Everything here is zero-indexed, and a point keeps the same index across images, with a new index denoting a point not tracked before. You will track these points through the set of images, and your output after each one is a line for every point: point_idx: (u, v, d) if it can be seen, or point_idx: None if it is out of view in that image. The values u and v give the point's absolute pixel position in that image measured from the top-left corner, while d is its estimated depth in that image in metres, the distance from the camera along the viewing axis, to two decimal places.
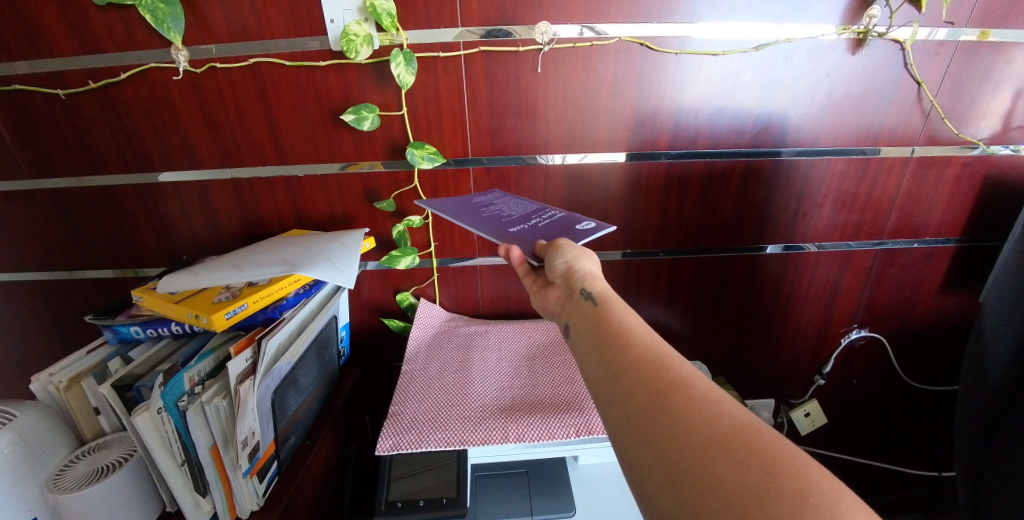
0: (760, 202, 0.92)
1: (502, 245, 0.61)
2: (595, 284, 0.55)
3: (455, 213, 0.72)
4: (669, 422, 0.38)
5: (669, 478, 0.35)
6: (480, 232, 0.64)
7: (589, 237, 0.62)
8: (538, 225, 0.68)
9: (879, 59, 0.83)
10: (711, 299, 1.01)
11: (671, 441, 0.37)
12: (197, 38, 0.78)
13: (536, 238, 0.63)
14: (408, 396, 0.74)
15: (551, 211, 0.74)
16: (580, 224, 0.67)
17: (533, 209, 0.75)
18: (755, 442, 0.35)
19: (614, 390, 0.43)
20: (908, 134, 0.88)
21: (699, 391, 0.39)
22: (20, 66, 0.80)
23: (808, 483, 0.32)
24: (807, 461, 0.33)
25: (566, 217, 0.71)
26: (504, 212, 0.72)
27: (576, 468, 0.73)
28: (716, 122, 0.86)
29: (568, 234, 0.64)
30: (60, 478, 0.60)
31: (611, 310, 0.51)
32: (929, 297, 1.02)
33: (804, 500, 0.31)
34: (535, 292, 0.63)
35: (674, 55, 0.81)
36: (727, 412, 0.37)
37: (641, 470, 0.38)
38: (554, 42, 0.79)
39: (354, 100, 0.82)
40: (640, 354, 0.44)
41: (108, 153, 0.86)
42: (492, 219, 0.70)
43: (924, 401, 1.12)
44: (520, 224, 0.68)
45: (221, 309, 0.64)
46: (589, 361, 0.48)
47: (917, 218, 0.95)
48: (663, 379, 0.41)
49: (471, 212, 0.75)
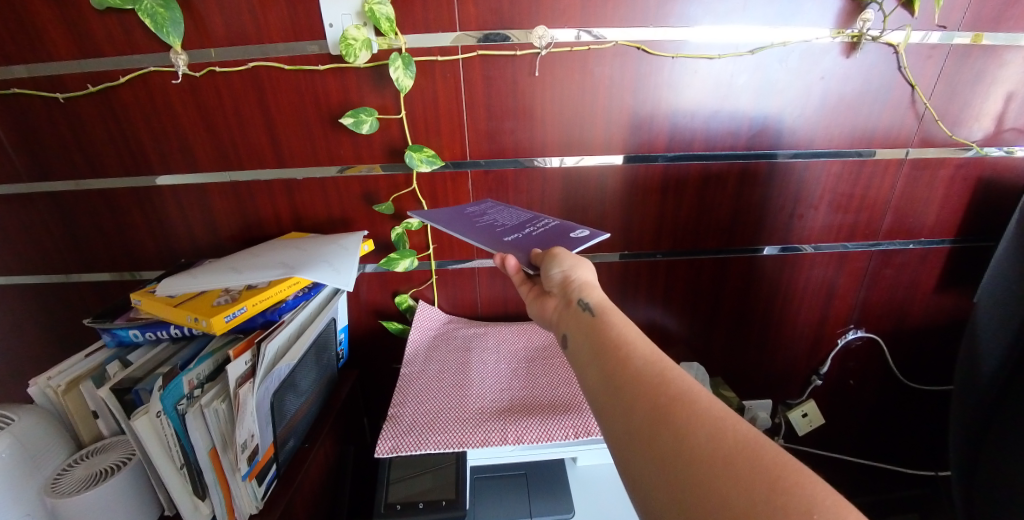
0: (756, 204, 0.93)
1: (497, 254, 0.62)
2: (592, 294, 0.55)
3: (449, 223, 0.72)
4: (672, 438, 0.38)
5: (673, 494, 0.36)
6: (475, 241, 0.64)
7: (584, 242, 0.62)
8: (532, 233, 0.68)
9: (873, 63, 0.83)
10: (709, 300, 1.01)
11: (674, 458, 0.37)
12: (196, 42, 0.78)
13: (531, 245, 0.64)
14: (407, 398, 0.74)
15: (545, 219, 0.75)
16: (574, 231, 0.67)
17: (529, 217, 0.76)
18: (759, 458, 0.35)
19: (616, 405, 0.43)
20: (903, 137, 0.89)
21: (701, 406, 0.39)
22: (18, 70, 0.80)
23: (811, 499, 0.32)
24: (810, 476, 0.33)
25: (561, 225, 0.71)
26: (499, 223, 0.73)
27: (575, 470, 0.73)
28: (712, 125, 0.86)
29: (563, 240, 0.65)
30: (58, 483, 0.61)
31: (610, 321, 0.51)
32: (924, 296, 1.03)
33: (808, 517, 0.31)
34: (532, 300, 0.63)
35: (671, 59, 0.81)
36: (730, 426, 0.37)
37: (646, 486, 0.38)
38: (552, 46, 0.79)
39: (352, 103, 0.82)
40: (640, 366, 0.44)
41: (106, 157, 0.86)
42: (487, 226, 0.71)
43: (919, 401, 1.13)
44: (515, 232, 0.68)
45: (221, 312, 0.64)
46: (588, 372, 0.48)
47: (912, 219, 0.96)
48: (664, 394, 0.41)
49: (466, 218, 0.75)
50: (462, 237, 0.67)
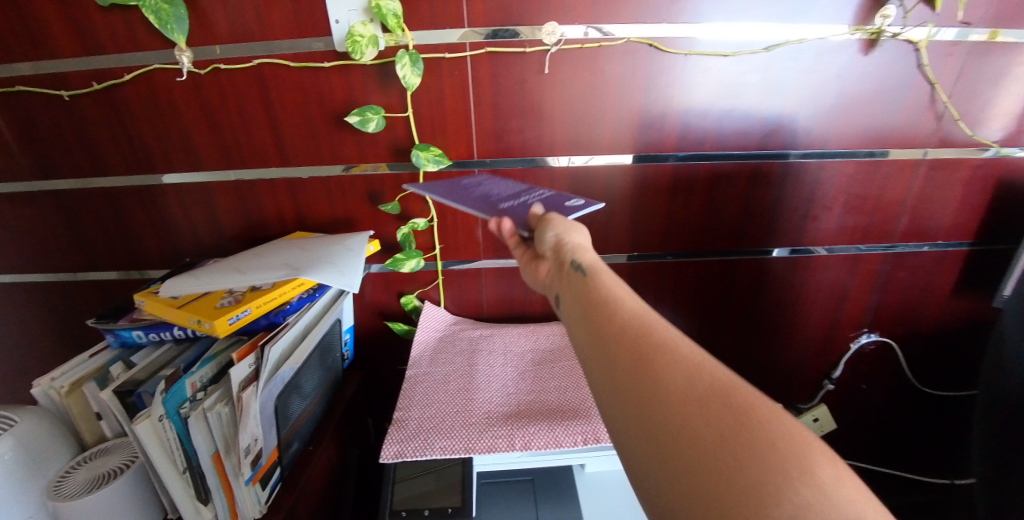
0: (768, 205, 0.91)
1: (491, 218, 0.61)
2: (585, 256, 0.52)
3: (442, 194, 0.70)
4: (648, 382, 0.35)
5: (644, 439, 0.34)
6: (469, 208, 0.63)
7: (579, 210, 0.62)
8: (527, 202, 0.67)
9: (891, 61, 0.81)
10: (718, 303, 0.99)
11: (649, 403, 0.34)
12: (201, 40, 0.77)
13: (526, 211, 0.63)
14: (412, 401, 0.73)
15: (539, 191, 0.74)
16: (569, 201, 0.66)
17: (523, 189, 0.74)
18: (737, 401, 0.32)
19: (598, 355, 0.41)
20: (920, 137, 0.87)
21: (683, 353, 0.37)
22: (23, 67, 0.79)
23: (782, 438, 0.29)
24: (789, 419, 0.30)
25: (555, 195, 0.70)
26: (493, 193, 0.71)
27: (582, 476, 0.72)
28: (724, 124, 0.84)
29: (559, 208, 0.64)
30: (61, 485, 0.60)
31: (599, 279, 0.48)
32: (940, 300, 1.00)
33: (776, 454, 0.28)
34: (526, 267, 0.62)
35: (683, 56, 0.79)
36: (709, 372, 0.35)
37: (622, 434, 0.36)
38: (561, 43, 0.78)
39: (358, 101, 0.81)
40: (625, 319, 0.42)
41: (110, 156, 0.86)
42: (481, 196, 0.69)
43: (933, 406, 1.10)
44: (510, 201, 0.68)
45: (224, 314, 0.63)
46: (576, 327, 0.46)
47: (928, 221, 0.93)
48: (645, 341, 0.38)
49: (459, 190, 0.73)
50: (456, 206, 0.66)
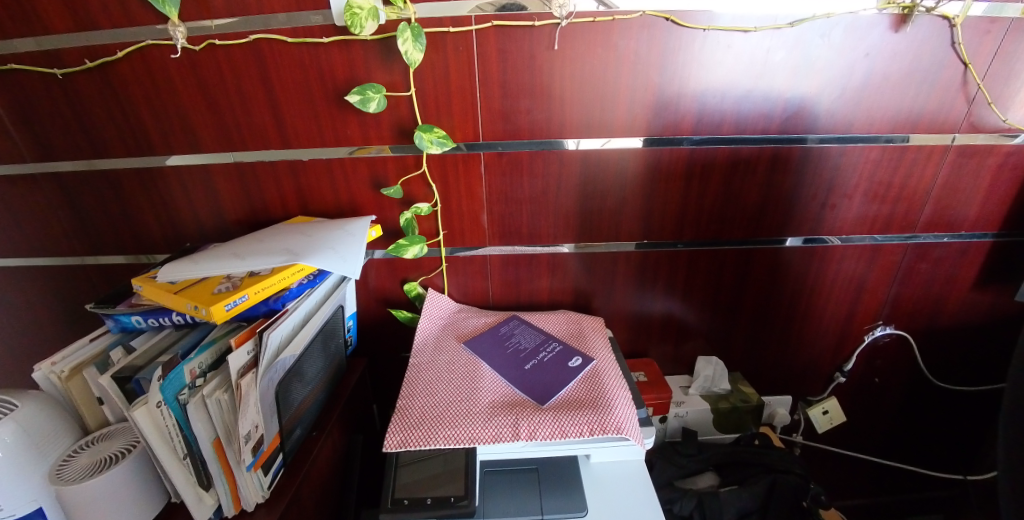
0: (786, 192, 0.87)
1: (495, 323, 0.88)
2: None
3: (471, 348, 0.80)
4: None
5: None
6: (489, 333, 0.84)
7: (576, 378, 0.72)
8: (538, 365, 0.76)
9: (923, 39, 0.76)
10: (730, 292, 0.96)
11: None
12: (195, 14, 0.74)
13: (536, 380, 0.73)
14: (416, 389, 0.72)
15: (550, 347, 0.81)
16: (572, 365, 0.75)
17: (537, 344, 0.81)
18: None
19: None
20: (950, 121, 0.82)
21: None
22: (15, 44, 0.77)
23: None
24: None
25: (564, 354, 0.78)
26: (512, 349, 0.80)
27: (587, 467, 0.70)
28: (743, 106, 0.80)
29: (563, 372, 0.74)
30: (63, 470, 0.59)
31: None
32: (961, 293, 0.96)
33: None
34: None
35: (702, 32, 0.75)
36: None
37: None
38: (572, 16, 0.74)
39: (360, 80, 0.78)
40: None
41: (108, 136, 0.84)
42: (504, 353, 0.79)
43: (950, 401, 1.08)
44: (523, 363, 0.76)
45: (221, 301, 0.62)
46: None
47: (953, 211, 0.89)
48: None
49: (488, 341, 0.82)
50: (480, 364, 0.76)
